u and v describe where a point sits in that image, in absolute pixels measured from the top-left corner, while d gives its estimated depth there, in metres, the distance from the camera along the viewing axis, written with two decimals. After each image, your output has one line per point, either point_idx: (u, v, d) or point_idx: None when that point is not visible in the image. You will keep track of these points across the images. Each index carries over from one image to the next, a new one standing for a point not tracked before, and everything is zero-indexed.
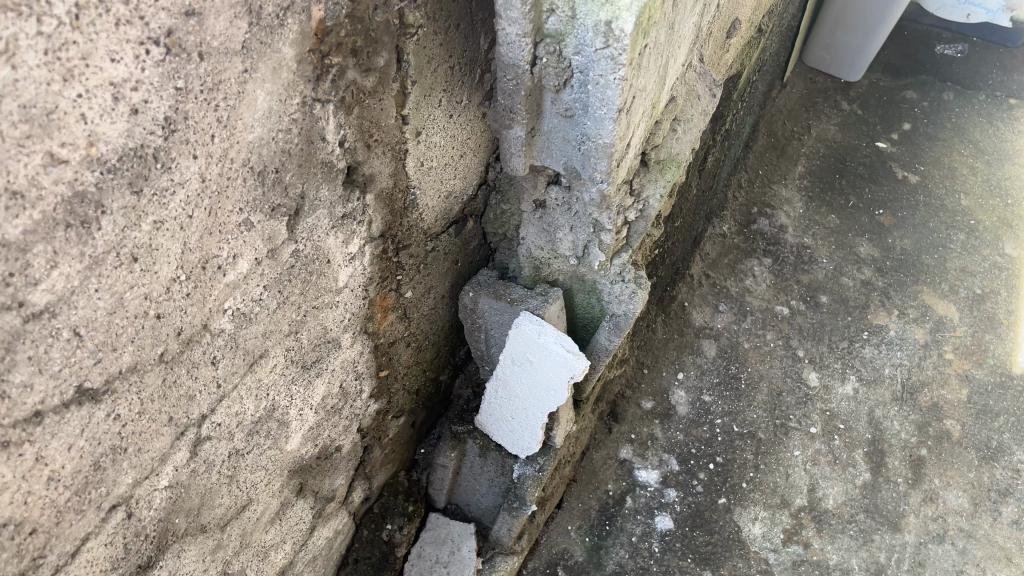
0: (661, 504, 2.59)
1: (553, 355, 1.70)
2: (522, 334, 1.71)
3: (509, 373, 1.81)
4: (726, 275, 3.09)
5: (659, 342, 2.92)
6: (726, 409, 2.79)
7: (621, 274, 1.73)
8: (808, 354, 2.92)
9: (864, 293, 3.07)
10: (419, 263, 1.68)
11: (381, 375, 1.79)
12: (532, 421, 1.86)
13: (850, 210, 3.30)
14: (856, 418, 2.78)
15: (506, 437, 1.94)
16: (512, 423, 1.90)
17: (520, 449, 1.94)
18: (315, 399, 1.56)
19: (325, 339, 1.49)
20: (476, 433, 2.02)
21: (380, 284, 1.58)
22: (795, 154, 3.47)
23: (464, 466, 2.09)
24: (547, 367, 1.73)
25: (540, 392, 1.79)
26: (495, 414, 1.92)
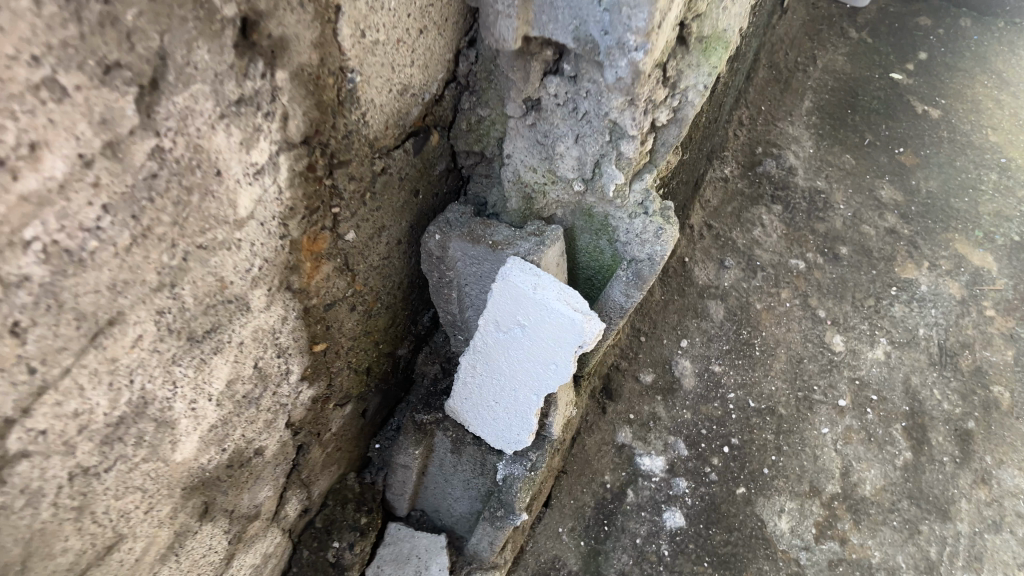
0: (669, 498, 2.17)
1: (556, 315, 1.22)
2: (511, 288, 1.23)
3: (493, 342, 1.33)
4: (730, 225, 2.66)
5: (657, 305, 2.48)
6: (739, 381, 2.36)
7: (644, 203, 1.26)
8: (830, 315, 2.50)
9: (889, 243, 2.66)
10: (365, 193, 1.19)
11: (316, 350, 1.31)
12: (523, 405, 1.39)
13: (867, 149, 2.88)
14: (891, 387, 2.37)
15: (488, 427, 1.48)
16: (496, 409, 1.43)
17: (507, 442, 1.48)
18: (216, 387, 1.08)
19: (223, 300, 1.00)
20: (448, 423, 1.55)
21: (306, 219, 1.10)
22: (800, 87, 3.03)
23: (432, 466, 1.64)
24: (545, 333, 1.25)
25: (536, 367, 1.31)
26: (473, 397, 1.45)
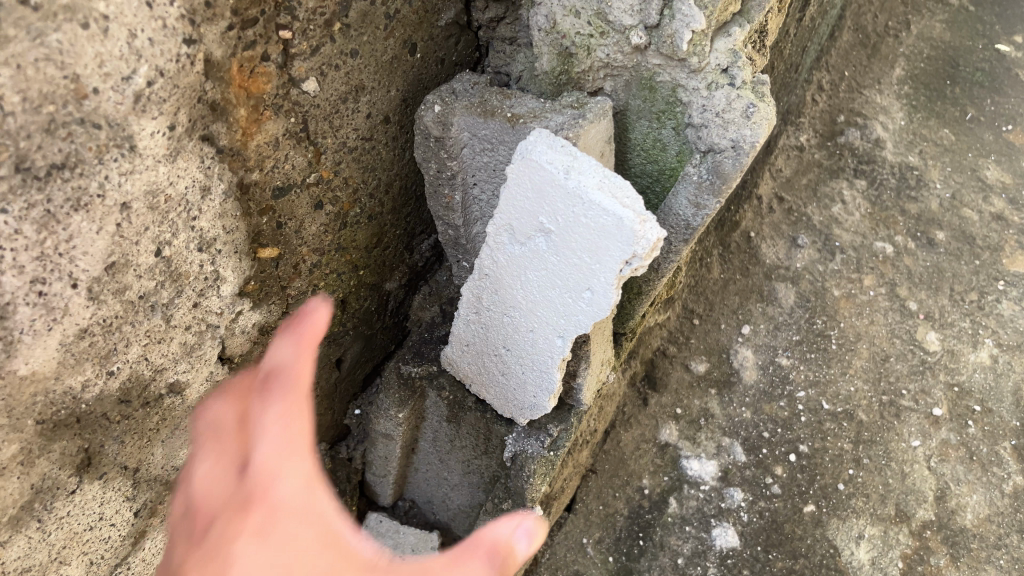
0: (721, 511, 1.78)
1: (594, 214, 0.84)
2: (533, 170, 0.86)
3: (506, 257, 0.96)
4: (806, 198, 2.25)
5: (715, 285, 2.07)
6: (812, 378, 1.95)
7: (731, 65, 0.91)
8: (923, 308, 2.08)
9: (996, 230, 2.24)
10: (331, 19, 0.84)
11: (262, 255, 0.96)
12: (544, 352, 1.02)
13: (968, 125, 2.45)
14: (997, 397, 1.96)
15: (494, 385, 1.12)
16: (507, 357, 1.07)
17: (520, 407, 1.11)
18: (84, 268, 0.73)
19: (80, 119, 0.66)
20: (444, 382, 1.18)
21: (232, 32, 0.75)
22: (890, 54, 2.57)
23: (425, 440, 1.28)
24: (578, 240, 0.88)
25: (562, 294, 0.94)
26: (475, 341, 1.09)
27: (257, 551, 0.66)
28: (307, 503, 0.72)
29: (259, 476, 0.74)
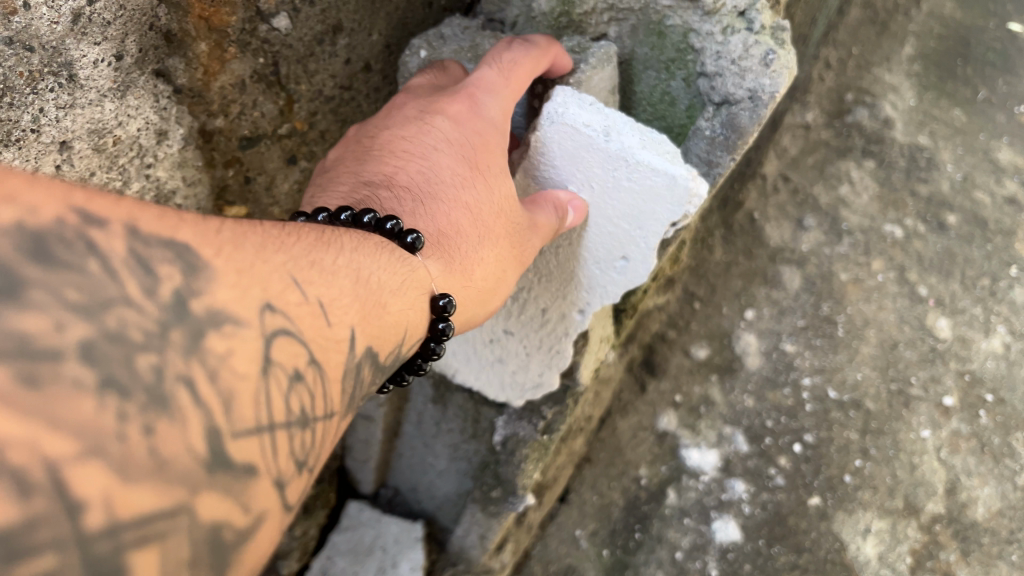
0: (721, 504, 1.71)
1: (649, 176, 1.06)
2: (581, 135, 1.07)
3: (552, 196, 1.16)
4: (812, 179, 2.17)
5: (717, 267, 1.99)
6: (818, 365, 1.87)
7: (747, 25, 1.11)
8: (934, 293, 1.99)
9: (1009, 214, 2.14)
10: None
11: (226, 198, 1.17)
12: (573, 285, 1.23)
13: (980, 105, 2.36)
14: (1011, 386, 1.86)
15: (509, 335, 1.30)
16: (527, 286, 1.26)
17: (547, 346, 1.29)
18: None
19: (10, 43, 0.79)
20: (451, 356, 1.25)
21: None
22: (900, 31, 2.46)
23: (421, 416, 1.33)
24: (630, 202, 1.11)
25: (602, 234, 1.16)
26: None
27: (443, 160, 1.00)
28: (481, 134, 1.04)
29: (466, 93, 1.06)
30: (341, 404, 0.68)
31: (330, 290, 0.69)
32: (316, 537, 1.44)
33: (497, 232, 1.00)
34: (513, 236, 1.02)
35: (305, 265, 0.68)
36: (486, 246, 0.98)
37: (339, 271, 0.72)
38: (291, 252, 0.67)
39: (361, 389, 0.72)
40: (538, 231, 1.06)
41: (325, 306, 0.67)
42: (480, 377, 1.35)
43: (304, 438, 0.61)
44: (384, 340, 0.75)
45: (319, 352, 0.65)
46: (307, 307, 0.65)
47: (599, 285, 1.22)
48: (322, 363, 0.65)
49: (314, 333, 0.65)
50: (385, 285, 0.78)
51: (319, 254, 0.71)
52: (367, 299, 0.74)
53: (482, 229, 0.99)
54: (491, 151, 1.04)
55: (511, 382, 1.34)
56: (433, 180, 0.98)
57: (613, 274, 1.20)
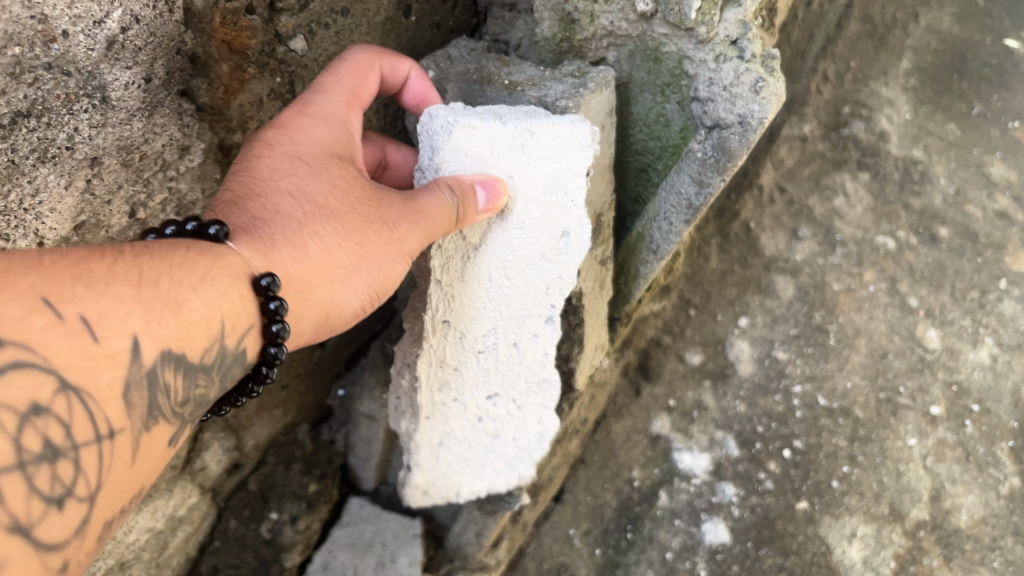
0: (710, 506, 1.76)
1: (547, 135, 1.19)
2: (458, 132, 1.16)
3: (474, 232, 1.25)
4: (808, 190, 2.21)
5: (713, 275, 2.04)
6: (809, 373, 1.91)
7: (741, 54, 1.17)
8: (924, 305, 2.04)
9: (1000, 228, 2.18)
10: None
11: None
12: (529, 300, 1.30)
13: (975, 120, 2.40)
14: (996, 397, 1.91)
15: (493, 399, 1.37)
16: (495, 323, 1.32)
17: (537, 384, 1.37)
18: (65, 207, 0.98)
19: (53, 68, 0.89)
20: (441, 447, 1.41)
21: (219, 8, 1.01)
22: (898, 46, 2.51)
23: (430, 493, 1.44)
24: (545, 174, 1.21)
25: (539, 224, 1.24)
26: (455, 333, 1.32)
27: (274, 167, 1.07)
28: (316, 138, 1.10)
29: (298, 104, 1.14)
30: (124, 419, 0.85)
31: (99, 304, 0.82)
32: (318, 532, 1.47)
33: (342, 221, 1.05)
34: (367, 221, 1.07)
35: (66, 285, 0.81)
36: (333, 232, 1.04)
37: (115, 287, 0.84)
38: (53, 278, 0.80)
39: (160, 398, 0.89)
40: (413, 211, 1.10)
41: (90, 323, 0.81)
42: (483, 477, 1.43)
43: (65, 468, 0.79)
44: (186, 343, 0.90)
45: (75, 373, 0.79)
46: (61, 328, 0.79)
47: (554, 282, 1.29)
48: (83, 383, 0.80)
49: (73, 359, 0.79)
50: (185, 286, 0.90)
51: (90, 272, 0.83)
52: (157, 304, 0.87)
53: (327, 223, 1.04)
54: (335, 152, 1.10)
55: (517, 455, 1.42)
56: (265, 189, 1.05)
57: (558, 259, 1.27)
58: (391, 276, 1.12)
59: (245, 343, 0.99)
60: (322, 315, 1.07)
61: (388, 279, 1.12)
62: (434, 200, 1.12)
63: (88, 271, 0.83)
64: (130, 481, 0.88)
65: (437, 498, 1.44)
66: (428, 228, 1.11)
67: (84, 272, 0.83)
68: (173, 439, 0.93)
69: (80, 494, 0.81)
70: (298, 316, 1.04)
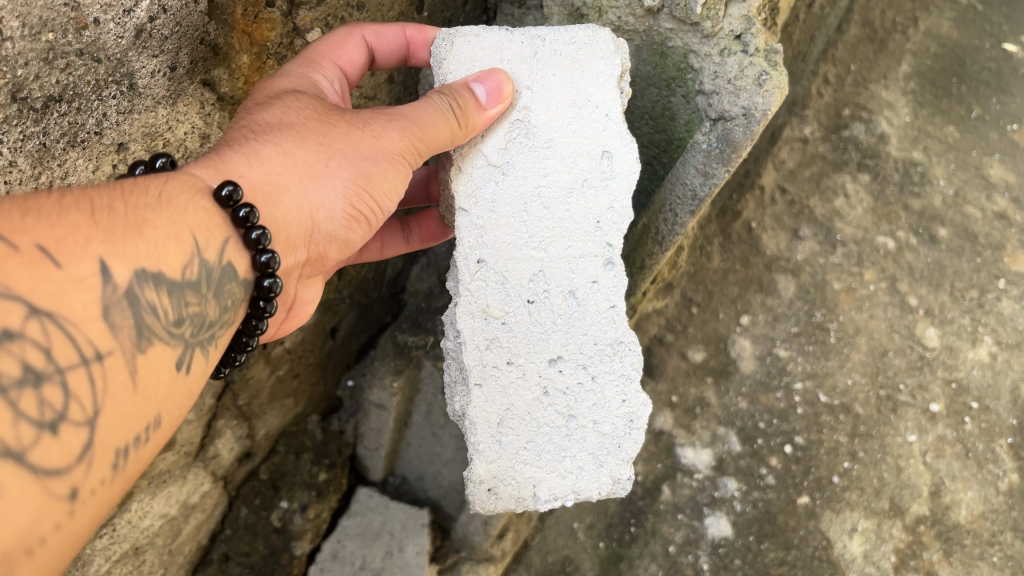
0: (713, 501, 1.78)
1: (570, 51, 1.21)
2: (458, 40, 1.18)
3: (498, 154, 1.19)
4: (808, 191, 2.24)
5: (715, 274, 2.06)
6: (810, 371, 1.93)
7: (745, 48, 1.19)
8: (923, 304, 2.06)
9: (998, 229, 2.22)
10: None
11: None
12: (579, 235, 1.21)
13: (973, 123, 2.44)
14: (995, 395, 1.93)
15: (559, 360, 1.20)
16: (545, 269, 1.20)
17: (609, 348, 1.21)
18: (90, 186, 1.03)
19: (84, 55, 0.92)
20: (506, 413, 1.19)
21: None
22: (898, 51, 2.54)
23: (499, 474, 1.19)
24: (573, 95, 1.21)
25: (573, 144, 1.20)
26: (502, 282, 1.19)
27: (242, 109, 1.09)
28: (283, 79, 1.12)
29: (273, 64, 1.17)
30: (107, 338, 0.82)
31: (55, 232, 0.81)
32: (327, 521, 1.50)
33: (305, 132, 1.06)
34: (328, 128, 1.08)
35: (20, 217, 0.79)
36: (291, 140, 1.05)
37: (76, 217, 0.83)
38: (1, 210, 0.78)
39: (143, 313, 0.86)
40: (383, 118, 1.10)
41: (49, 251, 0.79)
42: (563, 471, 1.21)
43: (53, 393, 0.76)
44: (158, 259, 0.89)
45: (43, 299, 0.77)
46: (19, 258, 0.76)
47: (604, 207, 1.21)
48: (55, 308, 0.78)
49: (39, 286, 0.77)
50: (143, 206, 0.90)
51: (46, 203, 0.83)
52: (118, 227, 0.86)
53: (290, 136, 1.05)
54: (302, 86, 1.12)
55: (602, 445, 1.22)
56: (231, 127, 1.07)
57: (602, 184, 1.21)
58: (377, 175, 1.10)
59: (229, 254, 0.99)
60: (305, 218, 1.07)
61: (374, 180, 1.10)
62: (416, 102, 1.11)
63: (37, 205, 0.82)
64: (137, 404, 0.85)
65: (510, 501, 1.19)
66: (407, 127, 1.09)
67: (32, 206, 0.81)
68: (178, 361, 0.91)
69: (76, 420, 0.78)
70: (280, 222, 1.04)
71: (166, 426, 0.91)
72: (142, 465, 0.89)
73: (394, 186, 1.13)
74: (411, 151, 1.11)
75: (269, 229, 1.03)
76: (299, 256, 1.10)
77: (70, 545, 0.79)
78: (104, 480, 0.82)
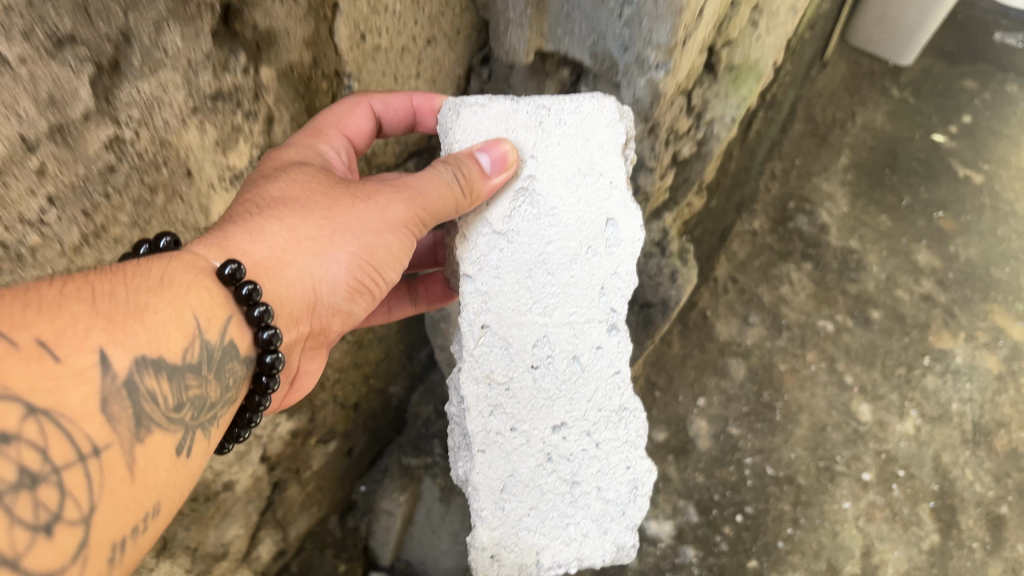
0: (675, 566, 2.04)
1: (580, 120, 1.23)
2: (464, 110, 1.22)
3: (503, 222, 1.23)
4: (757, 280, 2.54)
5: (675, 360, 2.36)
6: (758, 446, 2.22)
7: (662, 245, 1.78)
8: (858, 382, 2.35)
9: (924, 309, 2.52)
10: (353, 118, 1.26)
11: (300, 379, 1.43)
12: (583, 302, 1.24)
13: (904, 211, 2.76)
14: (920, 463, 2.22)
15: (563, 425, 1.24)
16: (549, 334, 1.24)
17: (614, 415, 1.26)
18: None
19: None
20: (511, 483, 1.23)
21: None
22: (837, 143, 2.92)
23: (504, 538, 1.23)
24: (581, 163, 1.23)
25: (578, 216, 1.23)
26: (505, 348, 1.23)
27: (253, 185, 1.15)
28: (294, 158, 1.20)
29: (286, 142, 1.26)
30: (104, 431, 0.87)
31: (55, 327, 0.85)
32: None
33: (310, 208, 1.13)
34: (332, 204, 1.14)
35: (18, 317, 0.82)
36: (296, 216, 1.11)
37: (74, 314, 0.87)
38: (4, 307, 0.82)
39: (135, 403, 0.90)
40: (389, 193, 1.17)
41: (49, 345, 0.83)
42: (566, 538, 1.25)
43: (48, 493, 0.80)
44: (160, 345, 0.94)
45: (35, 397, 0.80)
46: (18, 355, 0.80)
47: (607, 276, 1.25)
48: (52, 405, 0.82)
49: (38, 384, 0.81)
50: (146, 290, 0.95)
51: (44, 297, 0.86)
52: (117, 316, 0.91)
53: (297, 212, 1.12)
54: (312, 166, 1.18)
55: (607, 513, 1.26)
56: (241, 203, 1.13)
57: (606, 250, 1.24)
58: (380, 246, 1.17)
59: (229, 334, 1.04)
60: (308, 292, 1.13)
61: (373, 250, 1.16)
62: (419, 174, 1.17)
63: (38, 298, 0.86)
64: (134, 495, 0.91)
65: (513, 568, 1.23)
66: (409, 201, 1.16)
67: (33, 299, 0.85)
68: (177, 447, 0.97)
69: (70, 518, 0.82)
70: (284, 296, 1.11)
71: (163, 512, 0.97)
72: (138, 553, 0.94)
73: (393, 257, 1.20)
74: (414, 221, 1.18)
75: (272, 305, 1.09)
76: (302, 329, 1.18)
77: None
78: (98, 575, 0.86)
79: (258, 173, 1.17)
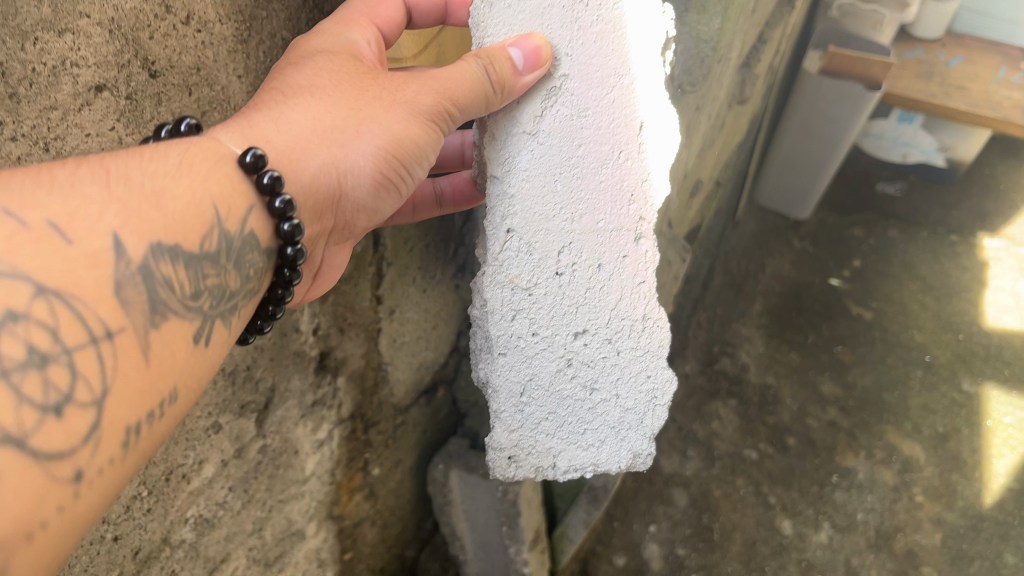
0: None
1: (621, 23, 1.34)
2: (499, 4, 1.32)
3: (534, 123, 1.36)
4: (692, 417, 3.05)
5: (628, 492, 2.83)
6: (701, 562, 2.67)
7: None
8: (780, 501, 2.84)
9: (830, 434, 3.04)
10: (394, 371, 1.76)
11: (345, 558, 1.85)
12: (612, 211, 1.41)
13: (809, 347, 3.32)
14: (833, 568, 2.68)
15: (583, 333, 1.45)
16: (575, 241, 1.41)
17: (637, 324, 1.46)
18: None
19: (290, 534, 1.57)
20: (533, 389, 1.47)
21: (347, 465, 1.71)
22: (751, 292, 3.50)
23: (525, 431, 1.49)
24: (617, 70, 1.36)
25: (606, 128, 1.37)
26: (529, 255, 1.40)
27: (290, 72, 1.20)
28: (324, 45, 1.25)
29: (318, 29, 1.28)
30: (116, 316, 0.89)
31: (67, 208, 0.87)
32: None
33: (338, 104, 1.20)
34: (360, 95, 1.23)
35: (26, 195, 0.85)
36: (322, 105, 1.19)
37: (93, 196, 0.90)
38: (12, 186, 0.84)
39: (148, 277, 0.94)
40: (418, 87, 1.26)
41: (60, 227, 0.86)
42: (583, 444, 1.51)
43: (58, 373, 0.82)
44: (177, 235, 0.98)
45: (46, 277, 0.82)
46: (27, 234, 0.83)
47: (629, 178, 1.40)
48: (66, 287, 0.84)
49: (48, 265, 0.83)
50: (167, 177, 1.00)
51: (50, 177, 0.88)
52: (131, 200, 0.94)
53: (328, 105, 1.20)
54: (346, 58, 1.24)
55: (624, 423, 1.51)
56: (281, 86, 1.19)
57: (637, 154, 1.39)
58: (405, 139, 1.25)
59: (251, 224, 1.11)
60: (335, 181, 1.22)
61: (399, 141, 1.25)
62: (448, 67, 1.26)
63: (50, 177, 0.88)
64: (149, 381, 0.94)
65: (529, 468, 1.51)
66: (437, 97, 1.25)
67: (45, 180, 0.88)
68: (195, 335, 1.02)
69: (81, 401, 0.85)
70: (311, 186, 1.19)
71: (181, 399, 1.01)
72: (155, 439, 0.97)
73: (418, 149, 1.28)
74: (439, 114, 1.27)
75: (296, 198, 1.17)
76: (326, 223, 1.26)
77: (74, 526, 0.85)
78: (111, 459, 0.89)
79: (290, 60, 1.22)
